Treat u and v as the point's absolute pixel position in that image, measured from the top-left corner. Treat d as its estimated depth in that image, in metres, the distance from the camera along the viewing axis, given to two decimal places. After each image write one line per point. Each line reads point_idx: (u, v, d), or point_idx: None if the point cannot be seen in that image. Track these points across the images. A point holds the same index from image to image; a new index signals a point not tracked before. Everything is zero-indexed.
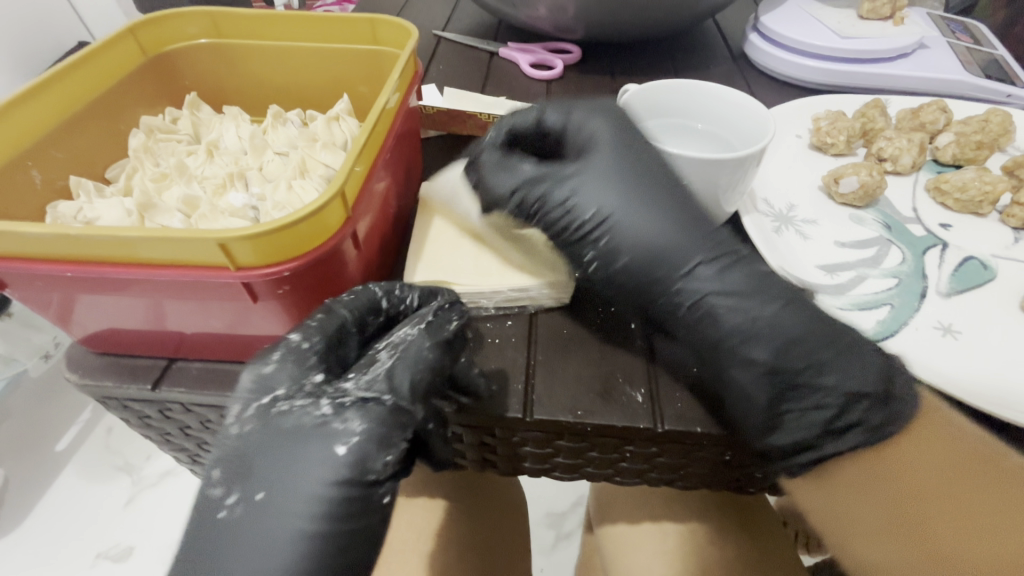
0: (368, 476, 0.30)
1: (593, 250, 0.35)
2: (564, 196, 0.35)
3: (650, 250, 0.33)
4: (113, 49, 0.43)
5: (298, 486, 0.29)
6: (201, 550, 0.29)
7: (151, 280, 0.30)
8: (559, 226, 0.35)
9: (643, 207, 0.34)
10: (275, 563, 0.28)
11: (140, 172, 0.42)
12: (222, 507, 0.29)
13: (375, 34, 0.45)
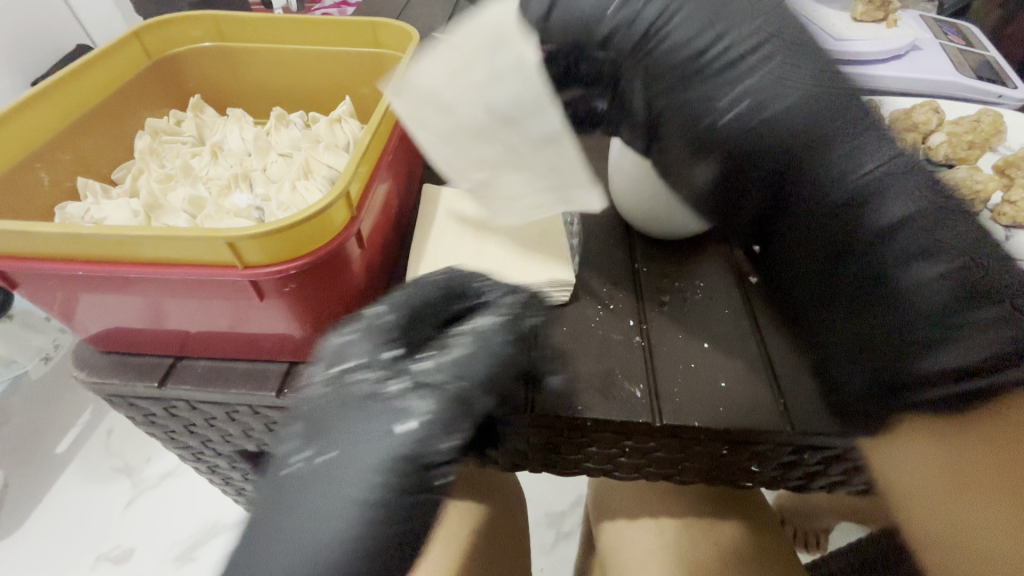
0: (426, 460, 0.30)
1: (730, 89, 0.30)
2: (737, 50, 0.30)
3: (807, 102, 0.30)
4: (118, 53, 0.44)
5: (359, 458, 0.29)
6: (272, 512, 0.29)
7: (159, 279, 0.31)
8: (702, 66, 0.31)
9: (792, 53, 0.30)
10: (330, 532, 0.28)
11: (145, 173, 0.43)
12: (290, 462, 0.30)
13: (377, 37, 0.46)
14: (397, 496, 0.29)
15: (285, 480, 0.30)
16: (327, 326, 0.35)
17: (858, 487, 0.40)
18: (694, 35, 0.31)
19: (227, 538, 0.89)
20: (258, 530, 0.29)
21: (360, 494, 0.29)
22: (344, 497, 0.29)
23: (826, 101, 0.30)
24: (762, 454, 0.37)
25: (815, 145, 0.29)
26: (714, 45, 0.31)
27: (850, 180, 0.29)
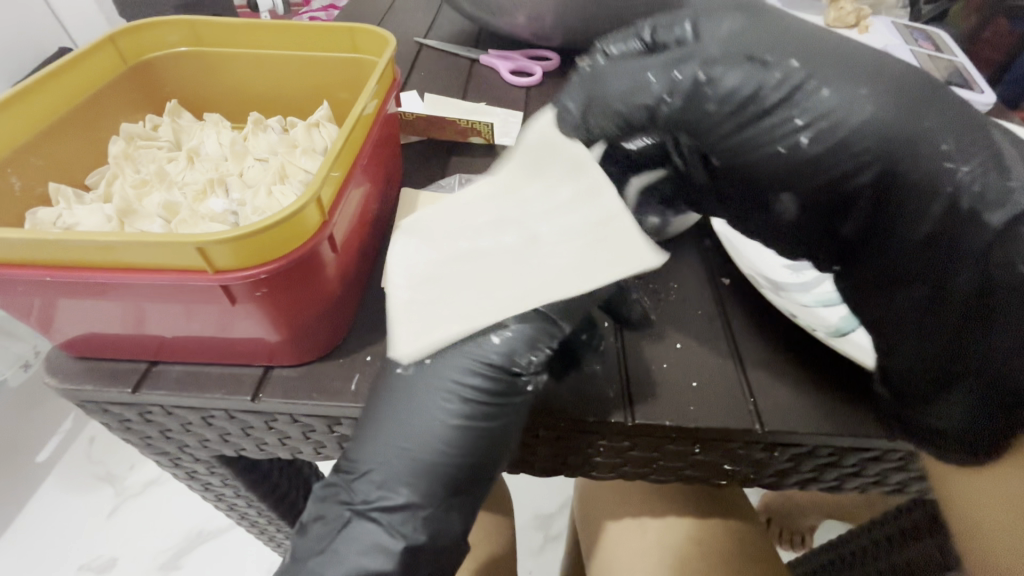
0: (514, 369, 0.35)
1: (798, 117, 0.31)
2: (735, 79, 0.32)
3: (883, 116, 0.30)
4: (92, 57, 0.43)
5: (454, 363, 0.35)
6: (367, 416, 0.35)
7: (131, 285, 0.31)
8: (773, 104, 0.31)
9: (836, 71, 0.31)
10: (415, 437, 0.34)
11: (120, 178, 0.42)
12: (400, 364, 0.35)
13: (356, 44, 0.46)
14: (479, 407, 0.34)
15: (393, 384, 0.35)
16: (302, 330, 0.35)
17: (828, 483, 0.40)
18: (744, 78, 0.32)
19: (212, 546, 0.88)
20: (368, 424, 0.35)
21: (455, 400, 0.34)
22: (440, 400, 0.34)
23: (905, 112, 0.30)
24: (734, 452, 0.37)
25: (903, 161, 0.30)
26: (777, 76, 0.31)
27: (937, 188, 0.30)
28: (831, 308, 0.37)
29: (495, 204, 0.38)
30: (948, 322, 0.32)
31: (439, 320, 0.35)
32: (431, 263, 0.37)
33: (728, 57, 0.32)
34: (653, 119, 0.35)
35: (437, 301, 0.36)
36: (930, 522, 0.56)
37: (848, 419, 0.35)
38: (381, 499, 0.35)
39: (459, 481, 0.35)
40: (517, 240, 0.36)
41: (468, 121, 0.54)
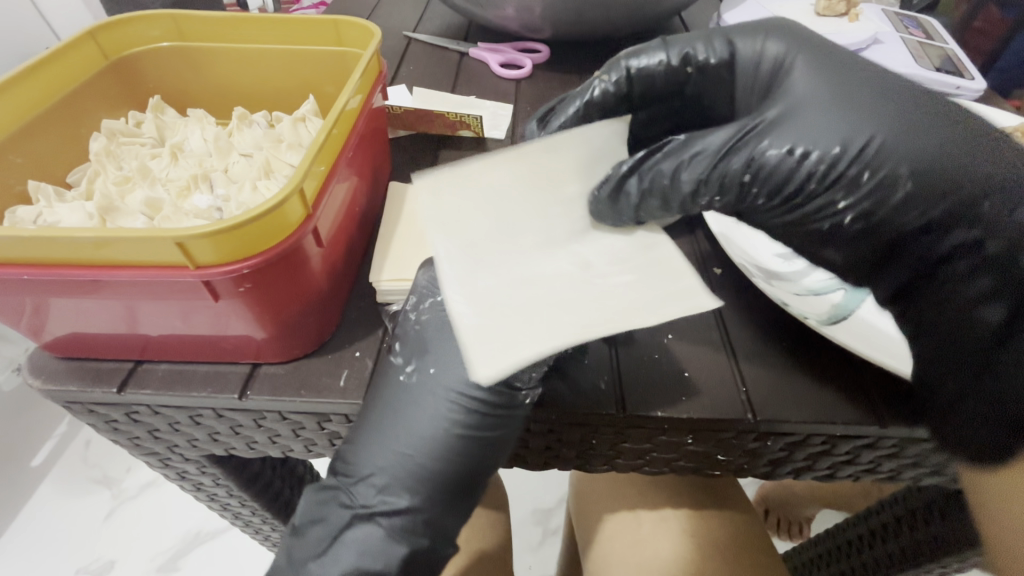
0: (515, 383, 0.34)
1: (842, 200, 0.32)
2: (789, 151, 0.33)
3: (937, 174, 0.31)
4: (72, 52, 0.43)
5: (451, 375, 0.35)
6: (362, 431, 0.35)
7: (114, 281, 0.30)
8: (852, 181, 0.32)
9: (889, 129, 0.32)
10: (416, 449, 0.35)
11: (102, 176, 0.42)
12: (404, 371, 0.35)
13: (340, 36, 0.45)
14: (482, 416, 0.34)
15: (393, 391, 0.35)
16: (288, 326, 0.35)
17: (822, 471, 0.40)
18: (811, 154, 0.32)
19: (210, 547, 0.87)
20: (368, 430, 0.35)
21: (454, 408, 0.34)
22: (441, 411, 0.34)
23: (963, 161, 0.31)
24: (727, 442, 0.37)
25: (951, 218, 0.32)
26: (839, 147, 0.32)
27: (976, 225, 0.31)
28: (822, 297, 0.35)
29: (536, 211, 0.35)
30: (967, 370, 0.33)
31: (512, 339, 0.32)
32: (482, 280, 0.34)
33: (802, 127, 0.33)
34: (697, 70, 0.40)
35: (506, 320, 0.32)
36: (924, 510, 0.56)
37: (843, 407, 0.35)
38: (381, 503, 0.35)
39: (456, 488, 0.35)
40: (570, 262, 0.35)
41: (457, 114, 0.53)
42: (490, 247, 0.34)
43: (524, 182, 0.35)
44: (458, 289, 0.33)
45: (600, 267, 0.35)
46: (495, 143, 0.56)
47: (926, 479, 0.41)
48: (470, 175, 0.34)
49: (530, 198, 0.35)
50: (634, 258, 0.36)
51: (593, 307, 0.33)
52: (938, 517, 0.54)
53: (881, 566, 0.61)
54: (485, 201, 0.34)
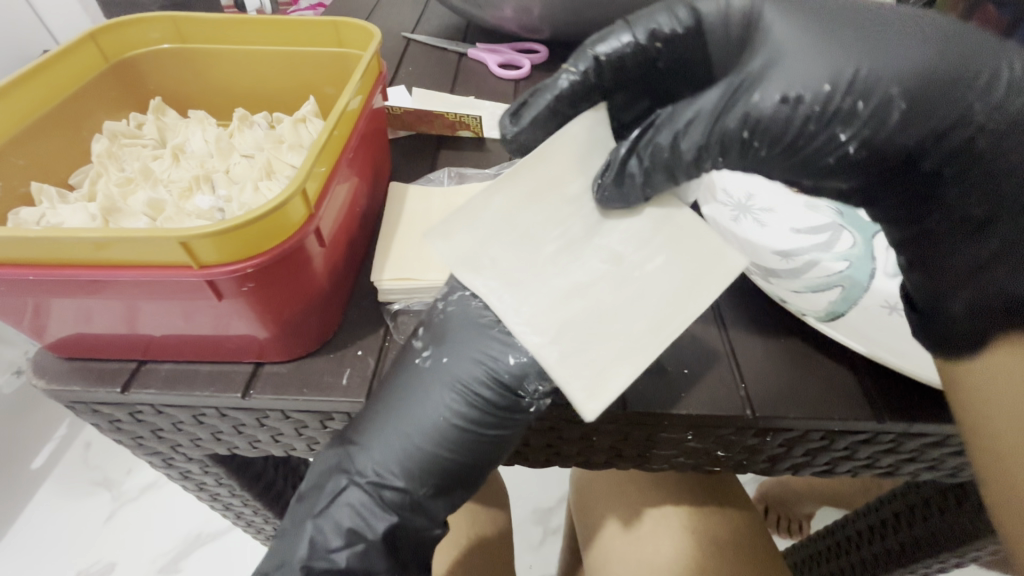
0: (519, 391, 0.35)
1: (843, 133, 0.29)
2: (779, 95, 0.29)
3: (929, 82, 0.28)
4: (73, 55, 0.43)
5: (457, 368, 0.35)
6: (368, 411, 0.35)
7: (118, 282, 0.31)
8: (853, 113, 0.29)
9: (869, 51, 0.29)
10: (414, 432, 0.34)
11: (104, 177, 0.42)
12: (419, 354, 0.36)
13: (341, 37, 0.46)
14: (488, 415, 0.35)
15: (407, 373, 0.35)
16: (291, 325, 0.35)
17: (820, 467, 0.41)
18: (805, 94, 0.29)
19: (211, 548, 0.88)
20: (379, 405, 0.35)
21: (461, 400, 0.35)
22: (447, 400, 0.35)
23: (949, 57, 0.28)
24: (726, 438, 0.37)
25: (945, 122, 0.28)
26: (828, 84, 0.29)
27: (977, 119, 0.28)
28: (818, 294, 0.36)
29: (547, 221, 0.35)
30: (965, 286, 0.30)
31: (601, 361, 0.33)
32: (541, 312, 0.34)
33: (789, 71, 0.29)
34: (666, 44, 0.34)
35: (580, 346, 0.33)
36: (922, 506, 0.56)
37: (846, 403, 0.35)
38: (375, 475, 0.34)
39: (450, 482, 0.36)
40: (603, 262, 0.34)
41: (456, 113, 0.54)
42: (527, 273, 0.35)
43: (522, 196, 0.34)
44: (524, 324, 0.34)
45: (632, 258, 0.35)
46: (494, 143, 0.56)
47: (924, 474, 0.41)
48: (476, 212, 0.35)
49: (535, 213, 0.35)
50: (654, 240, 0.35)
51: (646, 307, 0.34)
52: (936, 512, 0.54)
53: (880, 561, 0.62)
54: (495, 232, 0.35)
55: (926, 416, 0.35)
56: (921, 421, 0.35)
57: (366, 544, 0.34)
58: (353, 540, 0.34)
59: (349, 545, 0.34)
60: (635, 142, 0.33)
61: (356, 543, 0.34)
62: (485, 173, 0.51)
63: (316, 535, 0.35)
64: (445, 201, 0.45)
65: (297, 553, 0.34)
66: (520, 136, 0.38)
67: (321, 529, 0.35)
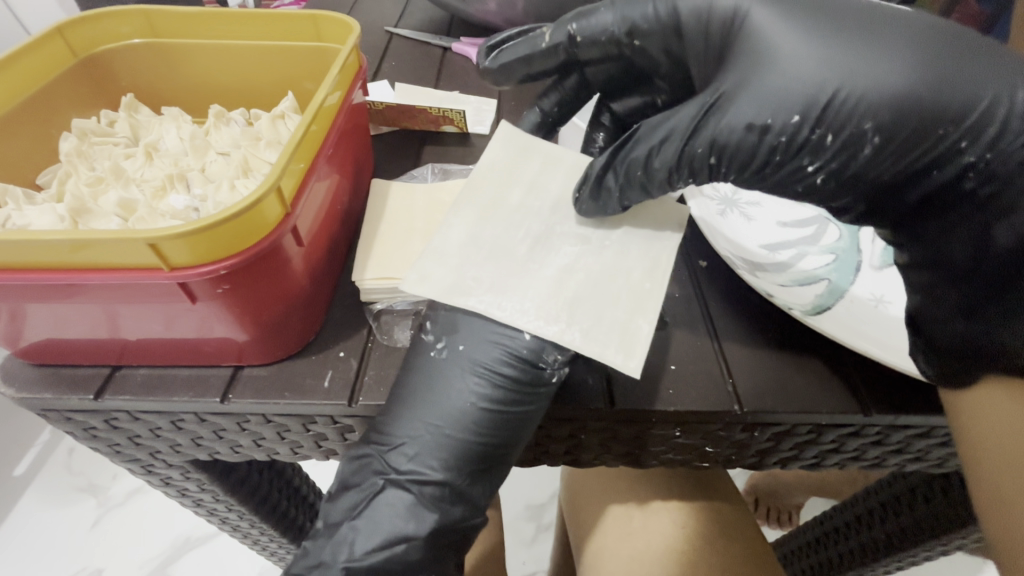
0: (539, 364, 0.35)
1: (810, 164, 0.31)
2: (746, 121, 0.31)
3: (909, 120, 0.29)
4: (40, 49, 0.41)
5: (476, 355, 0.35)
6: (386, 409, 0.35)
7: (90, 285, 0.30)
8: (818, 149, 0.30)
9: (852, 71, 0.30)
10: (443, 423, 0.34)
11: (73, 177, 0.40)
12: (434, 347, 0.35)
13: (318, 30, 0.45)
14: (511, 395, 0.34)
15: (424, 367, 0.35)
16: (270, 328, 0.34)
17: (810, 460, 0.41)
18: (775, 121, 0.30)
19: (202, 552, 0.86)
20: (401, 403, 0.34)
21: (486, 384, 0.35)
22: (468, 388, 0.35)
23: (942, 81, 0.29)
24: (715, 434, 0.37)
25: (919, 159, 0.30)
26: (799, 113, 0.30)
27: (964, 158, 0.29)
28: (804, 287, 0.37)
29: (510, 226, 0.38)
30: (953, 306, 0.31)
31: (619, 322, 0.35)
32: (545, 301, 0.35)
33: (763, 102, 0.30)
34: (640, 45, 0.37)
35: (595, 317, 0.35)
36: (909, 494, 0.56)
37: (833, 396, 0.35)
38: (412, 472, 0.34)
39: (489, 466, 0.35)
40: (574, 244, 0.38)
41: (439, 108, 0.52)
42: (510, 278, 0.36)
43: (477, 211, 0.39)
44: (536, 317, 0.35)
45: (597, 235, 0.38)
46: (480, 139, 0.55)
47: (909, 466, 0.41)
48: (446, 249, 0.37)
49: (498, 222, 0.38)
50: (606, 218, 0.39)
51: (635, 263, 0.37)
52: (922, 501, 0.55)
53: (868, 551, 0.62)
54: (467, 256, 0.37)
55: (918, 406, 0.35)
56: (905, 413, 0.35)
57: (406, 544, 0.34)
58: (394, 541, 0.34)
59: (389, 546, 0.33)
60: (610, 157, 0.36)
61: (394, 543, 0.33)
62: (469, 169, 0.51)
63: (355, 540, 0.34)
64: (428, 197, 0.45)
65: (337, 557, 0.34)
66: (493, 73, 0.42)
67: (359, 534, 0.34)
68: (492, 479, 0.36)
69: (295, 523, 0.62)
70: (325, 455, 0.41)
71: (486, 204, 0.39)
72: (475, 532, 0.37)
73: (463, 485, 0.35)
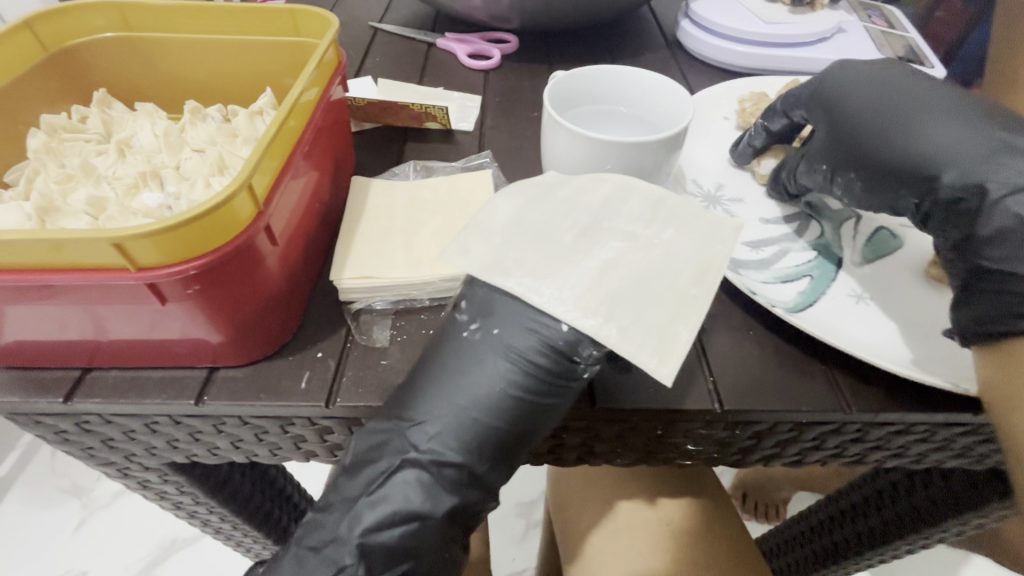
0: (573, 357, 0.33)
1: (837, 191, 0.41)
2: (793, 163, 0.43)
3: (887, 167, 0.37)
4: (8, 43, 0.40)
5: (508, 340, 0.33)
6: (407, 391, 0.34)
7: (58, 286, 0.29)
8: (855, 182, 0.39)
9: (869, 129, 0.38)
10: (471, 405, 0.33)
11: (42, 174, 0.39)
12: (467, 328, 0.34)
13: (296, 24, 0.44)
14: (541, 383, 0.33)
15: (455, 348, 0.34)
16: (245, 328, 0.34)
17: (790, 458, 0.41)
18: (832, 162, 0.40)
19: (188, 553, 0.85)
20: (427, 379, 0.34)
21: (517, 370, 0.33)
22: (501, 372, 0.33)
23: (907, 155, 0.36)
24: (695, 432, 0.37)
25: (903, 200, 0.37)
26: (824, 164, 0.40)
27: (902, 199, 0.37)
28: (787, 285, 0.39)
29: (557, 215, 0.37)
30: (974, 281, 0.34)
31: (658, 324, 0.32)
32: (583, 292, 0.33)
33: (819, 146, 0.40)
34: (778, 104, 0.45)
35: (633, 315, 0.32)
36: (891, 489, 0.57)
37: (815, 396, 0.35)
38: (432, 452, 0.33)
39: (509, 454, 0.34)
40: (622, 240, 0.35)
41: (421, 105, 0.52)
42: (550, 264, 0.34)
43: (528, 200, 0.38)
44: (573, 308, 0.33)
45: (646, 233, 0.36)
46: (464, 136, 0.55)
47: (890, 461, 0.42)
48: (489, 226, 0.36)
49: (545, 208, 0.37)
50: (658, 217, 0.37)
51: (683, 266, 0.35)
52: (903, 495, 0.55)
53: (851, 545, 0.63)
54: (509, 237, 0.36)
55: (904, 404, 0.35)
56: (884, 412, 0.35)
57: (420, 523, 0.33)
58: (408, 518, 0.33)
59: (402, 523, 0.33)
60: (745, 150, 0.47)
61: (409, 521, 0.33)
62: (451, 167, 0.50)
63: (369, 516, 0.33)
64: (409, 194, 0.45)
65: (353, 531, 0.33)
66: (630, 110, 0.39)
67: (371, 509, 0.33)
68: (512, 466, 0.35)
69: (279, 525, 0.61)
70: (304, 456, 0.40)
71: (535, 200, 0.38)
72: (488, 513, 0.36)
73: (481, 471, 0.34)
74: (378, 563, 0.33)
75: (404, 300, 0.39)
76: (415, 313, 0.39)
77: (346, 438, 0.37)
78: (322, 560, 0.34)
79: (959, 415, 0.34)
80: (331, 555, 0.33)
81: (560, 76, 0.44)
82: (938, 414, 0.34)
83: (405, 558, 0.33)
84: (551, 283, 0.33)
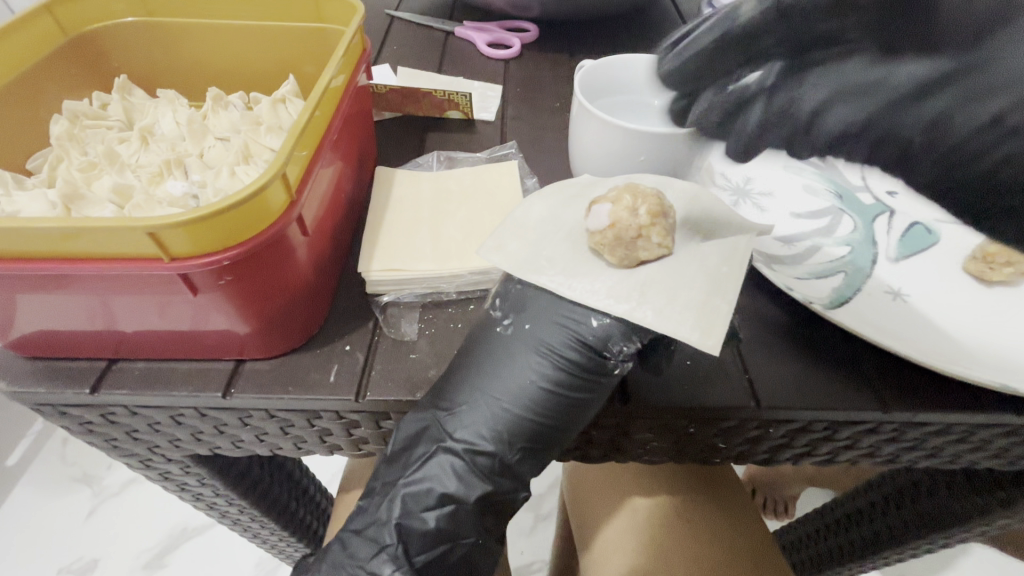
0: (605, 352, 0.32)
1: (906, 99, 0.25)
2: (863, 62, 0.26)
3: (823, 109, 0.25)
4: (30, 27, 0.39)
5: (542, 333, 0.33)
6: (447, 382, 0.33)
7: (86, 275, 0.28)
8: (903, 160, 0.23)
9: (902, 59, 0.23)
10: (506, 399, 0.32)
11: (65, 162, 0.39)
12: (500, 322, 0.34)
13: (320, 11, 0.43)
14: (575, 379, 0.32)
15: (492, 342, 0.33)
16: (273, 320, 0.33)
17: (821, 456, 0.40)
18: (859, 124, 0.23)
19: (199, 542, 0.86)
20: (465, 370, 0.33)
21: (551, 365, 0.32)
22: (535, 366, 0.32)
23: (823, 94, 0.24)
24: (727, 430, 0.36)
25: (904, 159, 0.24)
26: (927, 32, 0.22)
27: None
28: (821, 280, 0.37)
29: None
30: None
31: (696, 300, 0.31)
32: (615, 282, 0.33)
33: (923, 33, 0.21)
34: None
35: (668, 297, 0.31)
36: (912, 489, 0.56)
37: (851, 397, 0.35)
38: (468, 442, 0.32)
39: (543, 448, 0.34)
40: None
41: (444, 94, 0.51)
42: (581, 261, 0.34)
43: (559, 198, 0.37)
44: (605, 297, 0.32)
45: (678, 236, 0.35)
46: (485, 126, 0.54)
47: (922, 461, 0.41)
48: (525, 224, 0.36)
49: (579, 207, 0.37)
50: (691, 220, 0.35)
51: (710, 254, 0.33)
52: (925, 495, 0.55)
53: (868, 543, 0.63)
54: (545, 233, 0.36)
55: (946, 405, 0.34)
56: (922, 412, 0.34)
57: (456, 506, 0.33)
58: (444, 501, 0.33)
59: (442, 508, 0.33)
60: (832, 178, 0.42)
61: (446, 505, 0.33)
62: (475, 157, 0.50)
63: (409, 497, 0.33)
64: (435, 185, 0.44)
65: (393, 514, 0.33)
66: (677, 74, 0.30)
67: (413, 493, 0.33)
68: (546, 460, 0.34)
69: (296, 516, 0.61)
70: (329, 450, 0.40)
71: (564, 199, 0.37)
72: (523, 502, 0.36)
73: (513, 460, 0.33)
74: (416, 546, 0.32)
75: (431, 293, 0.38)
76: (442, 307, 0.38)
77: (373, 432, 0.37)
78: (365, 543, 0.33)
79: (1001, 415, 0.34)
80: (372, 537, 0.33)
81: (588, 65, 0.44)
82: (976, 414, 0.34)
83: (444, 541, 0.33)
84: (579, 281, 0.33)
